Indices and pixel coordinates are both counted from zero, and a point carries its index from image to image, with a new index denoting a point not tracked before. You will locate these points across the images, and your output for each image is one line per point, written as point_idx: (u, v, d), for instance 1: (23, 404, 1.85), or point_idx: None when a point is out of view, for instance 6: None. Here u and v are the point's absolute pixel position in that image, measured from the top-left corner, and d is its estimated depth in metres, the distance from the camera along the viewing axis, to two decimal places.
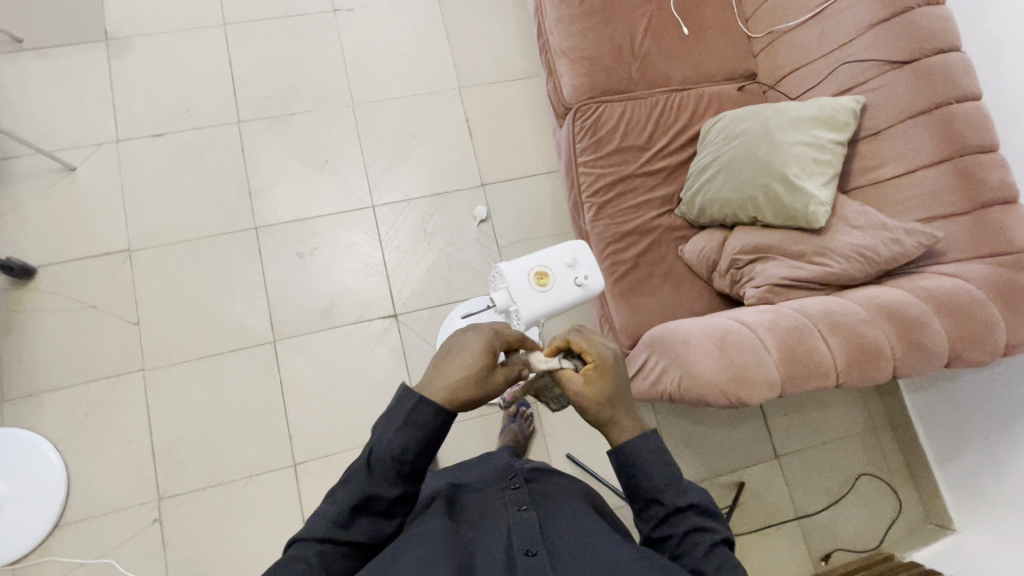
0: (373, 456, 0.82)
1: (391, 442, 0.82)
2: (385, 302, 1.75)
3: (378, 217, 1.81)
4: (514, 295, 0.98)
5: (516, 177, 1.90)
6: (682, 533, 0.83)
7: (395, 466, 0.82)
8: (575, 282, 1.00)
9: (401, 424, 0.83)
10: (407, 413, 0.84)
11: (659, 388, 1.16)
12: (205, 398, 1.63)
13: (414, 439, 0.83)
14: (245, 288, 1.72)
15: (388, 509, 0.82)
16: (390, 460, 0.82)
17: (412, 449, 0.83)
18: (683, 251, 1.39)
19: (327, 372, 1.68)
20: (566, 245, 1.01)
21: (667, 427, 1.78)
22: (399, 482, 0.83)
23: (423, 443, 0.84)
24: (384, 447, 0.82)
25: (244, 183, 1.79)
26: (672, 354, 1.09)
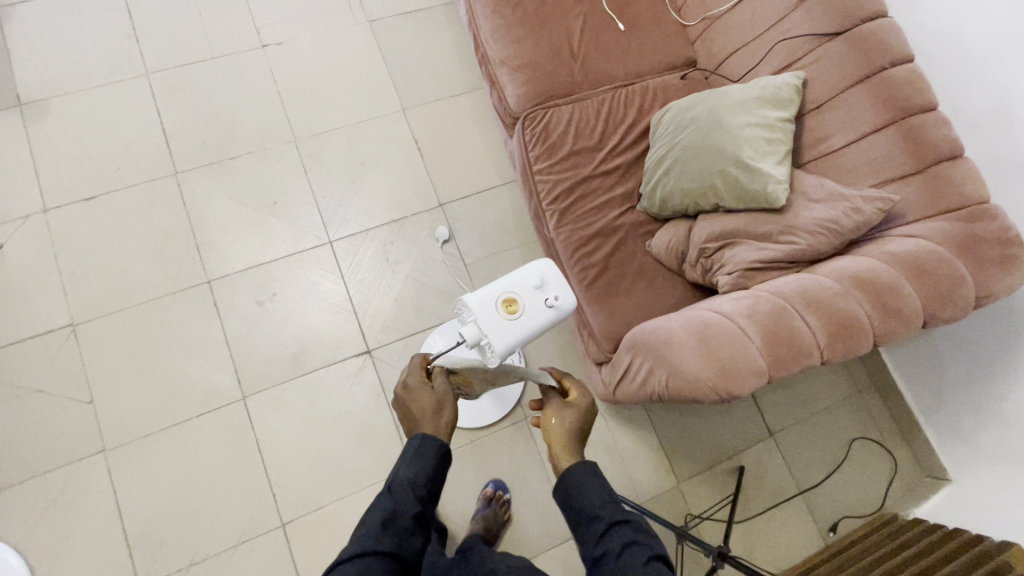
0: (392, 483, 0.93)
1: (406, 467, 0.93)
2: (356, 339, 1.68)
3: (336, 252, 1.75)
4: (484, 324, 0.93)
5: (474, 192, 1.86)
6: (618, 546, 0.92)
7: (412, 489, 0.92)
8: (546, 304, 0.97)
9: (414, 453, 0.95)
10: (416, 443, 0.96)
11: (648, 390, 1.14)
12: (177, 469, 1.53)
13: (425, 464, 0.94)
14: (206, 346, 1.63)
15: (409, 528, 0.90)
16: (407, 484, 0.92)
17: (424, 472, 0.94)
18: (651, 246, 1.38)
19: (304, 422, 1.60)
20: (532, 267, 0.98)
21: (661, 423, 1.75)
22: (417, 502, 0.92)
23: (433, 467, 0.95)
24: (399, 473, 0.93)
25: (189, 236, 1.69)
26: (658, 354, 1.07)
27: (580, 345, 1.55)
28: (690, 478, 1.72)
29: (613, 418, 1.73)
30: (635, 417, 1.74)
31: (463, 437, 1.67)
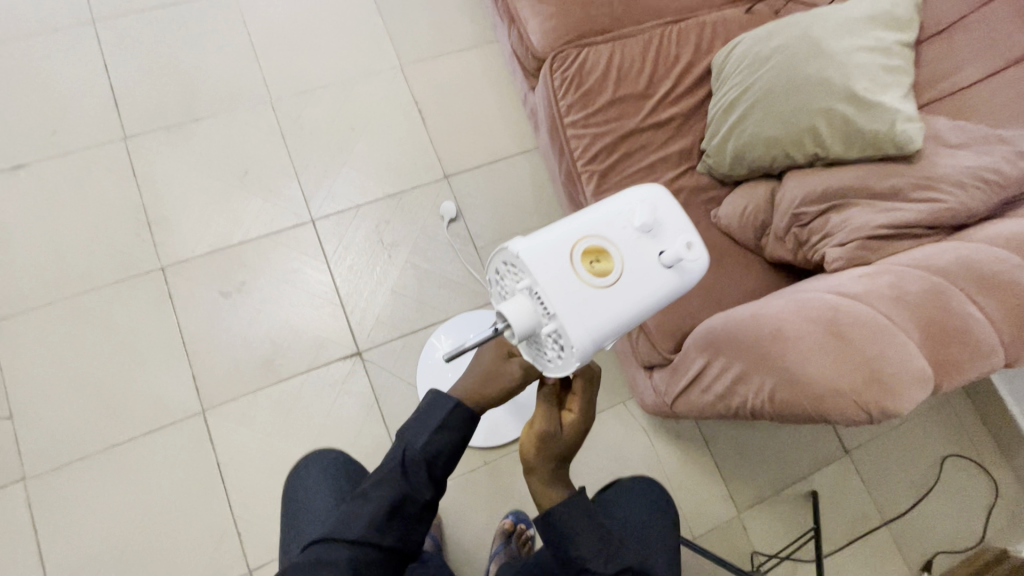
0: (402, 462, 0.87)
1: (418, 449, 0.87)
2: (343, 338, 1.37)
3: (320, 233, 1.44)
4: (554, 288, 0.61)
5: (486, 162, 1.55)
6: None
7: (421, 471, 0.88)
8: (657, 259, 0.66)
9: (429, 435, 0.88)
10: (435, 425, 0.88)
11: (741, 403, 0.83)
12: (118, 501, 1.22)
13: (442, 446, 0.88)
14: (157, 348, 1.32)
15: (415, 509, 0.87)
16: (417, 466, 0.87)
17: (439, 455, 0.88)
18: (720, 215, 1.09)
19: (279, 441, 1.29)
20: (634, 205, 0.67)
21: (715, 439, 1.44)
22: (427, 484, 0.88)
23: (447, 450, 0.89)
24: (413, 453, 0.87)
25: (140, 214, 1.39)
26: (761, 357, 0.76)
27: (624, 343, 1.24)
28: (752, 508, 1.41)
29: (657, 434, 1.42)
30: (683, 433, 1.43)
31: (476, 458, 1.35)
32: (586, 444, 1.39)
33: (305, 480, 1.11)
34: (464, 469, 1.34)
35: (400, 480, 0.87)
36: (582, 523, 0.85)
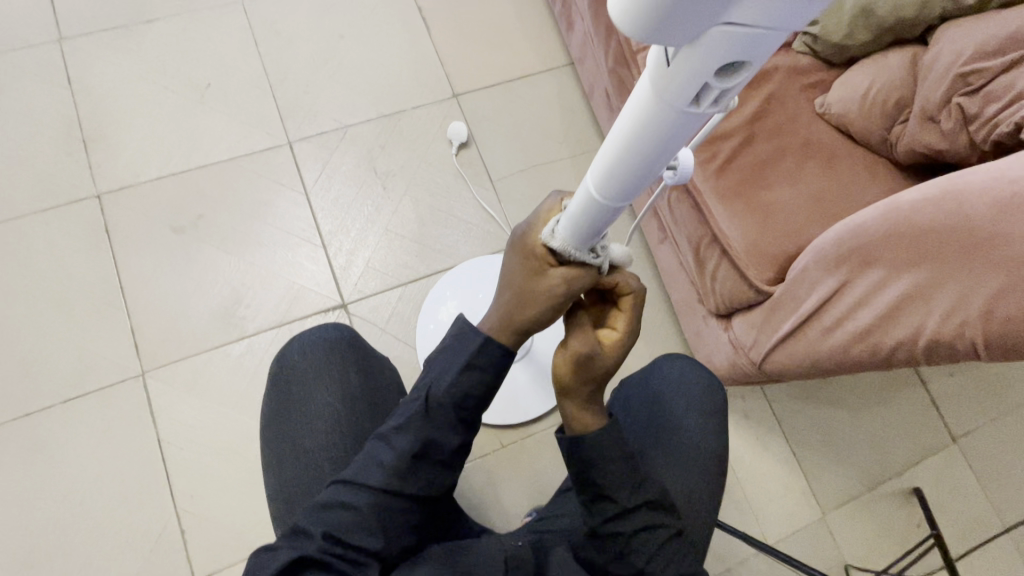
0: (430, 403, 0.60)
1: (453, 386, 0.60)
2: (325, 286, 1.09)
3: (299, 158, 1.16)
4: None
5: (505, 78, 1.26)
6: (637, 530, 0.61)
7: (457, 415, 0.61)
8: None
9: (464, 370, 0.60)
10: (471, 358, 0.60)
11: (903, 331, 0.60)
12: (24, 487, 0.93)
13: (484, 388, 0.61)
14: (86, 294, 1.03)
15: (447, 462, 0.61)
16: (452, 409, 0.60)
17: (483, 396, 0.61)
18: (831, 101, 0.79)
19: (238, 413, 1.00)
20: None
21: (792, 421, 1.14)
22: (466, 431, 0.62)
23: (492, 388, 0.61)
24: (445, 390, 0.60)
25: (75, 131, 1.11)
26: (981, 260, 0.55)
27: (687, 290, 0.94)
28: (842, 507, 1.11)
29: None
30: (752, 411, 1.13)
31: (492, 438, 1.06)
32: None
33: (298, 358, 0.76)
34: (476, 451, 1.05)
35: (427, 423, 0.60)
36: (609, 463, 0.60)
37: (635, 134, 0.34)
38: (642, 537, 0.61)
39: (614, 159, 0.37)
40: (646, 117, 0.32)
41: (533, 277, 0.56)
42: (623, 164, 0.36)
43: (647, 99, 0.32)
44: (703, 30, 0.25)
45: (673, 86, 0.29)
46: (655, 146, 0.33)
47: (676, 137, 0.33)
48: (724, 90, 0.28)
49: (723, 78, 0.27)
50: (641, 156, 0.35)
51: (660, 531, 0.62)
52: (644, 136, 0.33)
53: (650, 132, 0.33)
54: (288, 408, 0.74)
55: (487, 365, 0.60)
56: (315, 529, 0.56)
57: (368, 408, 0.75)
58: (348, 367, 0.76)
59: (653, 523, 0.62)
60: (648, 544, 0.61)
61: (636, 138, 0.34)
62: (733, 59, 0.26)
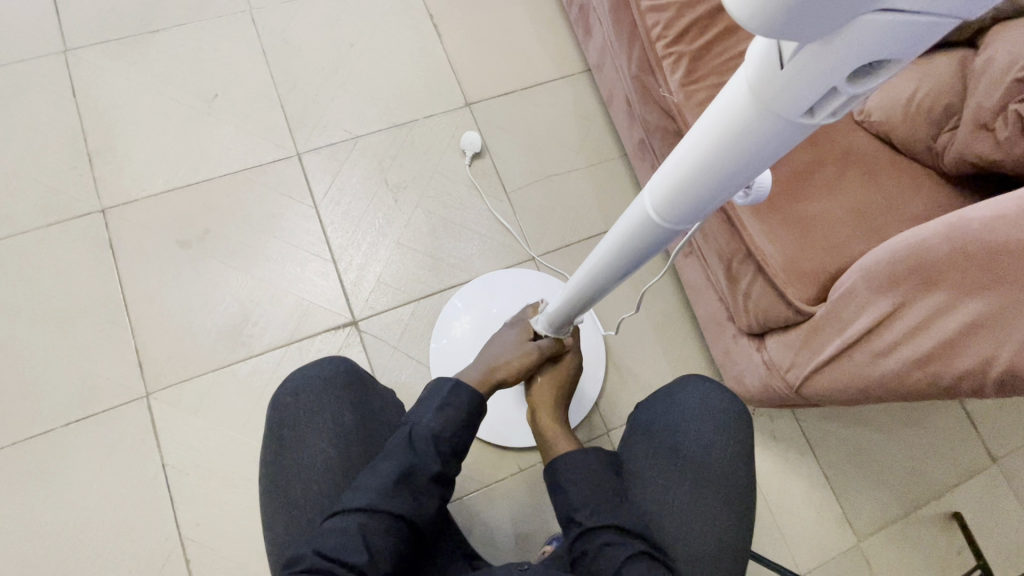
0: (412, 434, 0.64)
1: (432, 418, 0.64)
2: (335, 302, 1.05)
3: (308, 169, 1.12)
4: None
5: (519, 86, 1.23)
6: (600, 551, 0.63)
7: (438, 445, 0.64)
8: None
9: (442, 405, 0.66)
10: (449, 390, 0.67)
11: (969, 360, 0.55)
12: (23, 515, 0.89)
13: (460, 420, 0.66)
14: (90, 312, 1.00)
15: (428, 490, 0.62)
16: (433, 439, 0.64)
17: (459, 427, 0.66)
18: (873, 109, 0.75)
19: (246, 435, 0.97)
20: None
21: (822, 440, 1.09)
22: (447, 461, 0.64)
23: (467, 421, 0.67)
24: (426, 421, 0.64)
25: (80, 144, 1.08)
26: None
27: (715, 306, 0.90)
28: (878, 534, 1.05)
29: None
30: (781, 432, 1.08)
31: (509, 463, 1.01)
32: None
33: (293, 399, 0.72)
34: (493, 476, 1.00)
35: (409, 451, 0.62)
36: (574, 483, 0.70)
37: (722, 144, 0.32)
38: (609, 554, 0.62)
39: (691, 167, 0.35)
40: (742, 124, 0.30)
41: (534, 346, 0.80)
42: (699, 173, 0.35)
43: (744, 99, 0.30)
44: (847, 23, 0.22)
45: (790, 95, 0.27)
46: (745, 156, 0.32)
47: (775, 146, 0.31)
48: (848, 99, 0.26)
49: (853, 83, 0.25)
50: (726, 165, 0.33)
51: (626, 550, 0.61)
52: (735, 144, 0.32)
53: (743, 139, 0.31)
54: (287, 451, 0.69)
55: (461, 403, 0.67)
56: (304, 551, 0.55)
57: (363, 445, 0.71)
58: (345, 404, 0.72)
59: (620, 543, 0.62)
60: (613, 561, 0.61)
61: (724, 147, 0.32)
62: (878, 58, 0.24)
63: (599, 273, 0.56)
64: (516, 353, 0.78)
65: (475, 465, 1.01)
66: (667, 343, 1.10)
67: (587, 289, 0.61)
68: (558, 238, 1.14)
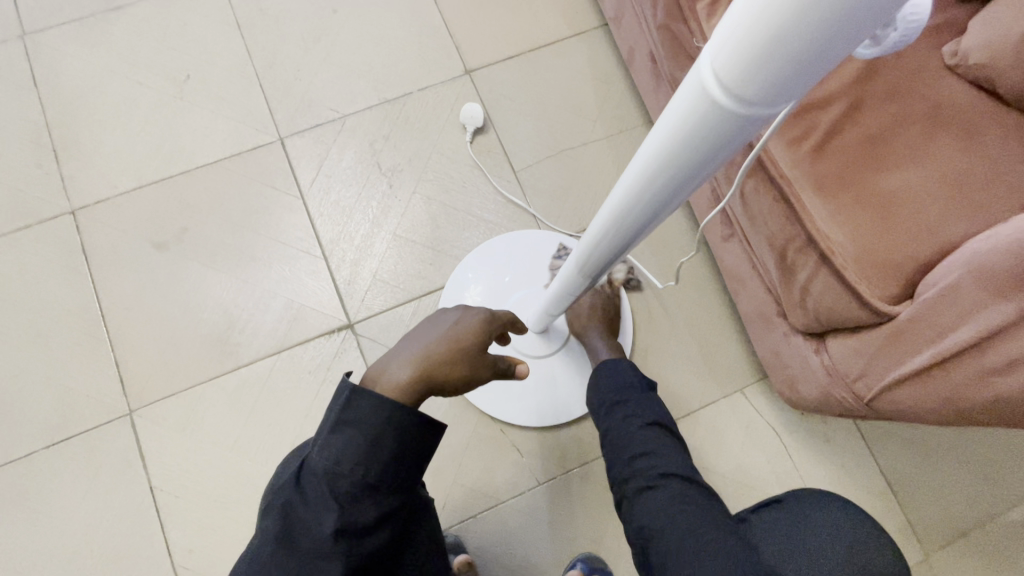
0: (304, 471, 0.47)
1: (322, 448, 0.47)
2: (328, 303, 0.95)
3: (292, 155, 1.01)
4: None
5: (525, 48, 1.08)
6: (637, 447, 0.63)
7: (333, 488, 0.46)
8: None
9: (335, 428, 0.47)
10: (341, 409, 0.47)
11: None
12: (9, 545, 0.84)
13: (358, 449, 0.47)
14: (65, 323, 0.92)
15: (327, 553, 0.46)
16: (326, 481, 0.46)
17: (363, 459, 0.47)
18: (965, 52, 0.60)
19: (237, 454, 0.88)
20: None
21: (884, 442, 0.95)
22: (349, 509, 0.46)
23: (374, 450, 0.47)
24: (316, 455, 0.47)
25: (44, 138, 0.99)
26: None
27: (761, 297, 0.77)
28: (950, 546, 0.92)
29: (794, 434, 0.94)
30: (835, 434, 0.95)
31: (527, 476, 0.91)
32: (686, 449, 0.93)
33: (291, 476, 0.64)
34: (511, 491, 0.90)
35: (294, 495, 0.47)
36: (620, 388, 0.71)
37: (769, 33, 0.21)
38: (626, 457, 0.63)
39: (727, 73, 0.23)
40: None
41: (481, 344, 0.57)
42: (737, 84, 0.23)
43: None
44: None
45: None
46: (820, 37, 0.20)
47: None
48: None
49: None
50: (781, 65, 0.21)
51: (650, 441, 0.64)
52: (801, 21, 0.20)
53: (817, 1, 0.19)
54: None
55: (363, 421, 0.47)
56: None
57: None
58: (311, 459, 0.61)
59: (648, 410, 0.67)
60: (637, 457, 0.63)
61: (778, 34, 0.20)
62: None
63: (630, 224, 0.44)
64: (462, 359, 0.54)
65: (471, 475, 0.90)
66: (703, 334, 0.97)
67: (614, 243, 0.50)
68: (575, 220, 1.01)
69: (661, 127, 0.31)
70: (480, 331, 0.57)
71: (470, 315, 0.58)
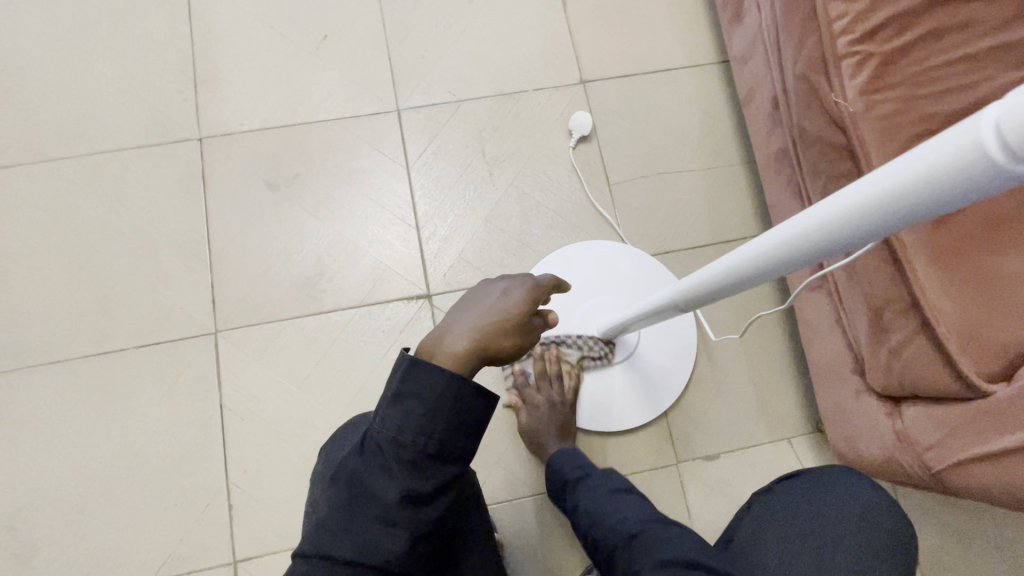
0: (365, 441, 0.46)
1: (385, 417, 0.46)
2: (412, 271, 1.00)
3: (405, 127, 1.06)
4: None
5: (641, 70, 1.11)
6: (602, 492, 0.67)
7: (397, 455, 0.45)
8: None
9: (397, 396, 0.46)
10: (402, 377, 0.47)
11: None
12: (87, 428, 0.91)
13: (424, 414, 0.45)
14: (174, 238, 0.99)
15: (393, 524, 0.44)
16: (391, 448, 0.45)
17: (425, 427, 0.45)
18: None
19: (303, 392, 0.94)
20: None
21: (923, 524, 0.95)
22: (412, 476, 0.45)
23: (437, 419, 0.46)
24: (378, 425, 0.46)
25: (187, 67, 1.07)
26: None
27: (838, 352, 0.78)
28: None
29: None
30: None
31: None
32: (724, 484, 0.94)
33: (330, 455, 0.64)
34: None
35: (356, 465, 0.46)
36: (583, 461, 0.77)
37: None
38: (593, 497, 0.67)
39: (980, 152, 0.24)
40: None
41: (526, 312, 0.57)
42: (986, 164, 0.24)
43: None
44: None
45: None
46: None
47: None
48: None
49: None
50: None
51: (612, 486, 0.68)
52: None
53: None
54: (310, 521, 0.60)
55: (426, 392, 0.46)
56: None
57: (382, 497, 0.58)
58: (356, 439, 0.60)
59: (609, 477, 0.71)
60: (599, 496, 0.67)
61: None
62: None
63: (756, 272, 0.45)
64: (511, 327, 0.54)
65: (516, 460, 0.94)
66: (762, 377, 0.99)
67: (723, 285, 0.50)
68: (658, 241, 1.04)
69: (858, 188, 0.31)
70: (521, 300, 0.57)
71: (509, 288, 0.58)
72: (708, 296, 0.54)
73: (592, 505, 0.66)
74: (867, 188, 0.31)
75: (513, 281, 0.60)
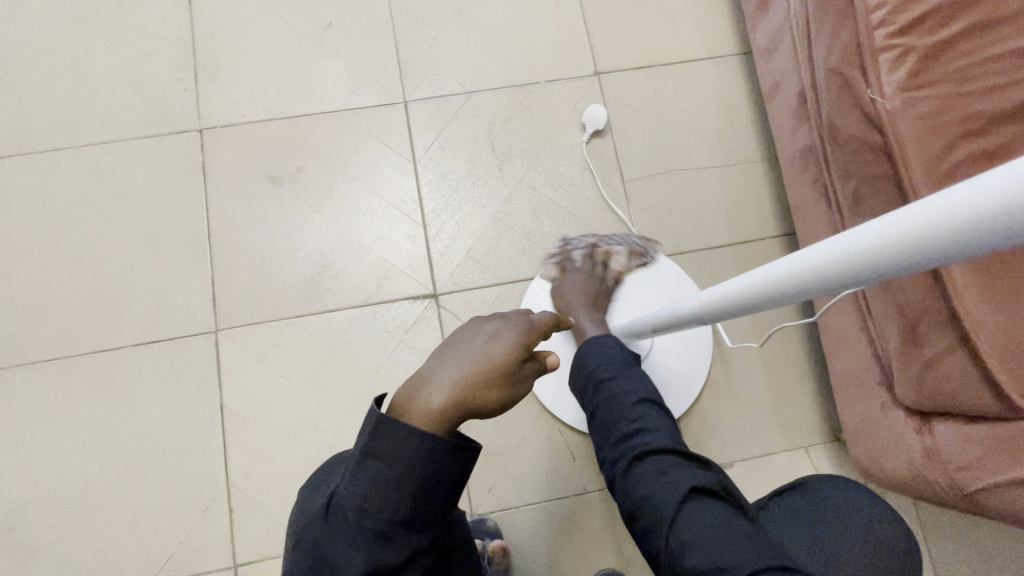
0: (334, 505, 0.46)
1: (350, 484, 0.45)
2: (418, 269, 0.96)
3: (412, 119, 1.03)
4: None
5: (657, 61, 1.07)
6: (628, 407, 0.57)
7: (362, 525, 0.44)
8: None
9: (361, 463, 0.45)
10: (367, 440, 0.45)
11: None
12: (85, 428, 0.89)
13: (389, 483, 0.44)
14: (173, 233, 0.96)
15: None
16: (355, 518, 0.44)
17: (391, 495, 0.44)
18: None
19: (305, 394, 0.91)
20: None
21: (945, 540, 0.92)
22: (376, 547, 0.44)
23: (403, 486, 0.44)
24: (344, 491, 0.45)
25: (187, 54, 1.03)
26: None
27: (863, 361, 0.75)
28: None
29: None
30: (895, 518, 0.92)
31: (573, 481, 0.91)
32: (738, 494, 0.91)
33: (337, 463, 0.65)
34: (554, 491, 0.91)
35: (325, 528, 0.46)
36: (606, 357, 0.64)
37: None
38: (618, 411, 0.58)
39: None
40: None
41: (513, 362, 0.51)
42: None
43: None
44: None
45: None
46: None
47: None
48: None
49: None
50: None
51: (641, 404, 0.57)
52: None
53: None
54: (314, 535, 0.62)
55: (391, 458, 0.44)
56: None
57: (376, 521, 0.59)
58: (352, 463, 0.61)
59: (635, 386, 0.59)
60: (626, 413, 0.57)
61: None
62: None
63: (785, 293, 0.41)
64: (494, 382, 0.49)
65: (523, 467, 0.91)
66: (779, 383, 0.95)
67: (748, 303, 0.47)
68: (673, 241, 1.00)
69: (909, 214, 0.28)
70: (507, 349, 0.52)
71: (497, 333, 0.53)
72: (728, 313, 0.51)
73: (614, 419, 0.57)
74: (917, 216, 0.27)
75: (506, 322, 0.55)
